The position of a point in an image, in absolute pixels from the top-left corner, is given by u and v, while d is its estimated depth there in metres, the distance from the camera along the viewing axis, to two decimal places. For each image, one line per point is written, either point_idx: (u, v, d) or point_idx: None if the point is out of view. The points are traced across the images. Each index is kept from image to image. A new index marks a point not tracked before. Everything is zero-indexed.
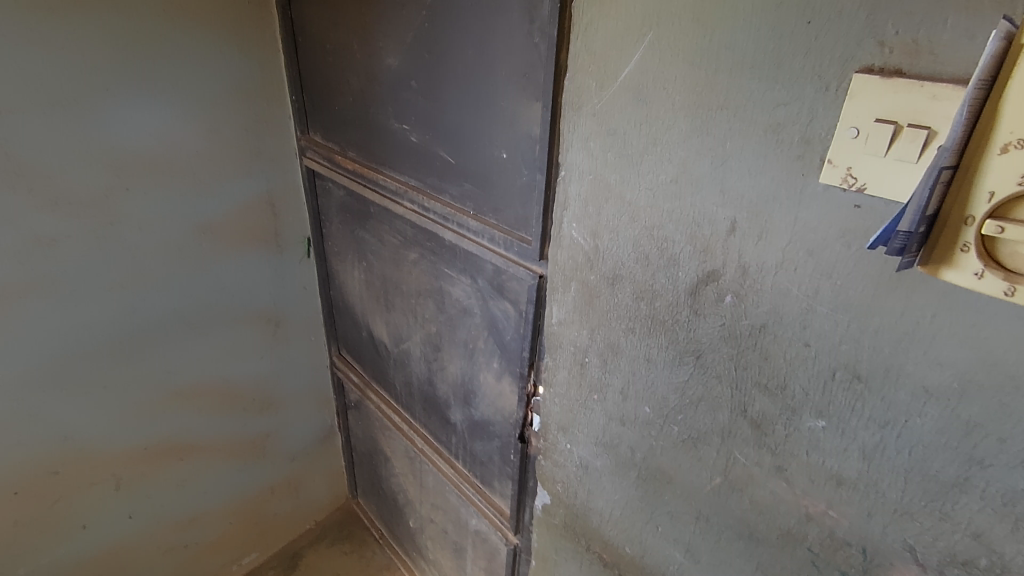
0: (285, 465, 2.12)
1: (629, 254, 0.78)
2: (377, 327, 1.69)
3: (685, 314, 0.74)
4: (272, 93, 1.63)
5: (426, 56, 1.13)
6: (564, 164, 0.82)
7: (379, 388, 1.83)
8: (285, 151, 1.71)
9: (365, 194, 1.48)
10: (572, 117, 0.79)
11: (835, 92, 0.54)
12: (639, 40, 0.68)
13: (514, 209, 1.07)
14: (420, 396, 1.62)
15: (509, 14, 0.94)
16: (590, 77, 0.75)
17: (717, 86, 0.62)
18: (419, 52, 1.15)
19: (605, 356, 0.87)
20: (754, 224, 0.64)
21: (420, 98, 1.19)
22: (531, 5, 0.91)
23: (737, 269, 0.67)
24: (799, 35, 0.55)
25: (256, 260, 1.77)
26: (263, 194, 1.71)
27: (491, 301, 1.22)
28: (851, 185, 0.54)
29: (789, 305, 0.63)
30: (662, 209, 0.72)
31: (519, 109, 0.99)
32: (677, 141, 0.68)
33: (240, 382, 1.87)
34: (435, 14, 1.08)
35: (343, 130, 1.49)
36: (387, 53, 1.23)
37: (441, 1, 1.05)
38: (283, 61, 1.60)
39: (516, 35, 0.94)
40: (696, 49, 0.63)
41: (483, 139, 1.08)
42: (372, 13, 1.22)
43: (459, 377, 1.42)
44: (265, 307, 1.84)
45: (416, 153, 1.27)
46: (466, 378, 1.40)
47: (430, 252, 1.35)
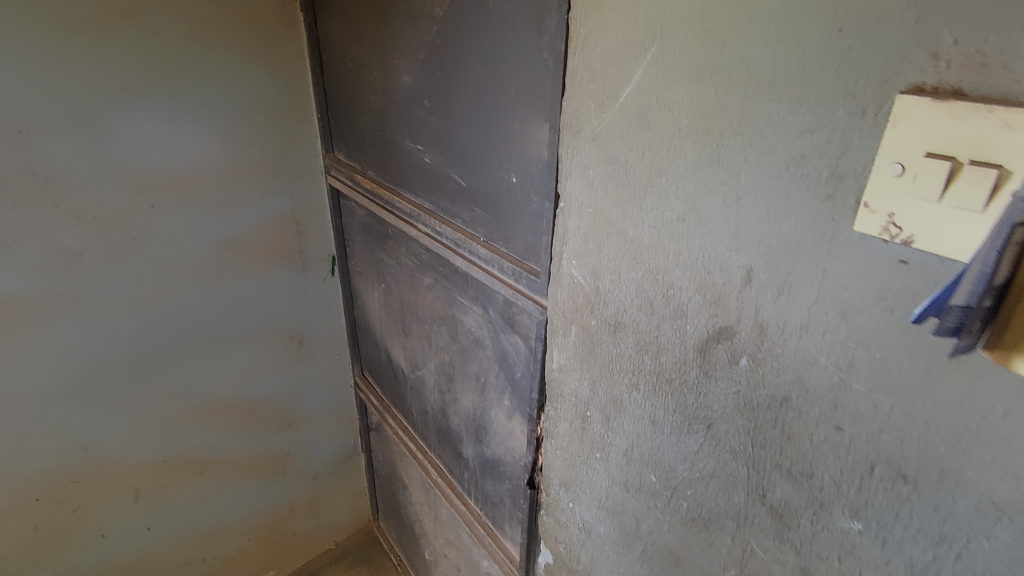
0: (305, 484, 2.09)
1: (631, 299, 0.67)
2: (395, 351, 1.63)
3: (693, 374, 0.63)
4: (299, 111, 1.61)
5: (437, 74, 1.07)
6: (564, 194, 0.73)
7: (398, 412, 1.77)
8: (311, 169, 1.69)
9: (383, 216, 1.43)
10: (570, 142, 0.69)
11: (874, 118, 0.42)
12: (640, 55, 0.58)
13: (522, 237, 0.98)
14: (435, 427, 1.54)
15: (516, 28, 0.86)
16: (588, 97, 0.65)
17: (727, 110, 0.52)
18: (431, 70, 1.08)
19: (608, 411, 0.77)
20: (773, 275, 0.52)
21: (433, 117, 1.12)
22: (539, 17, 0.82)
23: (754, 327, 0.55)
24: (828, 46, 0.44)
25: (281, 278, 1.75)
26: (289, 212, 1.70)
27: (502, 334, 1.13)
28: (894, 236, 0.42)
29: (817, 377, 0.51)
30: (667, 250, 0.61)
31: (526, 130, 0.90)
32: (684, 172, 0.57)
33: (261, 399, 1.85)
34: (446, 28, 1.01)
35: (363, 147, 1.45)
36: (401, 71, 1.18)
37: (450, 15, 0.99)
38: (310, 79, 1.58)
39: (523, 49, 0.86)
40: (705, 64, 0.52)
41: (492, 162, 1.00)
42: (388, 28, 1.17)
43: (471, 412, 1.34)
44: (289, 325, 1.83)
45: (429, 175, 1.20)
46: (478, 413, 1.31)
47: (444, 278, 1.27)
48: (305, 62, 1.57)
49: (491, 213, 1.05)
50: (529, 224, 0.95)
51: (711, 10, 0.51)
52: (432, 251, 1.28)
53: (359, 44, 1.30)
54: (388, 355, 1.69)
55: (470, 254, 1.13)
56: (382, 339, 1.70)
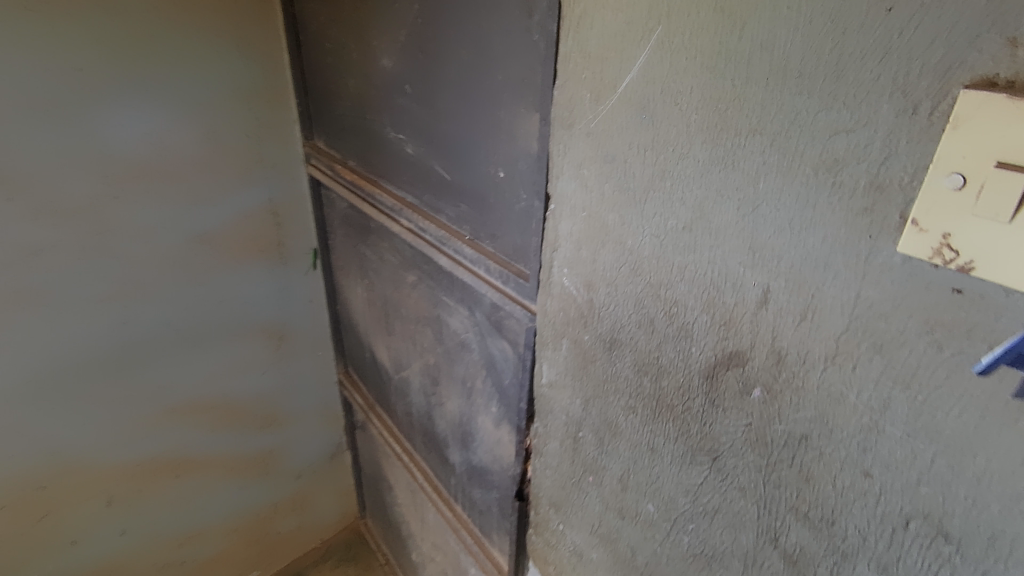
0: (289, 483, 2.03)
1: (629, 315, 0.60)
2: (379, 350, 1.56)
3: (698, 402, 0.56)
4: (276, 95, 1.52)
5: (420, 57, 0.98)
6: (555, 195, 0.65)
7: (382, 411, 1.70)
8: (290, 158, 1.60)
9: (364, 209, 1.34)
10: (562, 137, 0.61)
11: (929, 117, 0.35)
12: (643, 38, 0.50)
13: (510, 237, 0.91)
14: (420, 430, 1.47)
15: (504, 6, 0.77)
16: (583, 85, 0.57)
17: (746, 105, 0.44)
18: (412, 53, 1.00)
19: (602, 434, 0.70)
20: (795, 298, 0.45)
21: (415, 104, 1.03)
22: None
23: (770, 355, 0.48)
24: (873, 30, 0.36)
25: (260, 273, 1.67)
26: (267, 203, 1.61)
27: (489, 338, 1.06)
28: (949, 261, 0.35)
29: (844, 417, 0.45)
30: (671, 262, 0.54)
31: (515, 120, 0.81)
32: (693, 176, 0.49)
33: (240, 398, 1.77)
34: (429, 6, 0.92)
35: (343, 134, 1.36)
36: (381, 53, 1.09)
37: None
38: (288, 61, 1.49)
39: (511, 31, 0.77)
40: (720, 50, 0.44)
41: (478, 155, 0.92)
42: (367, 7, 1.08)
43: (457, 416, 1.27)
44: (269, 320, 1.74)
45: (412, 167, 1.12)
46: (464, 418, 1.24)
47: (428, 276, 1.20)
48: (283, 43, 1.47)
49: (478, 209, 0.97)
50: (519, 223, 0.87)
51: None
52: (415, 248, 1.20)
53: (337, 23, 1.20)
54: (372, 352, 1.61)
55: (455, 252, 1.05)
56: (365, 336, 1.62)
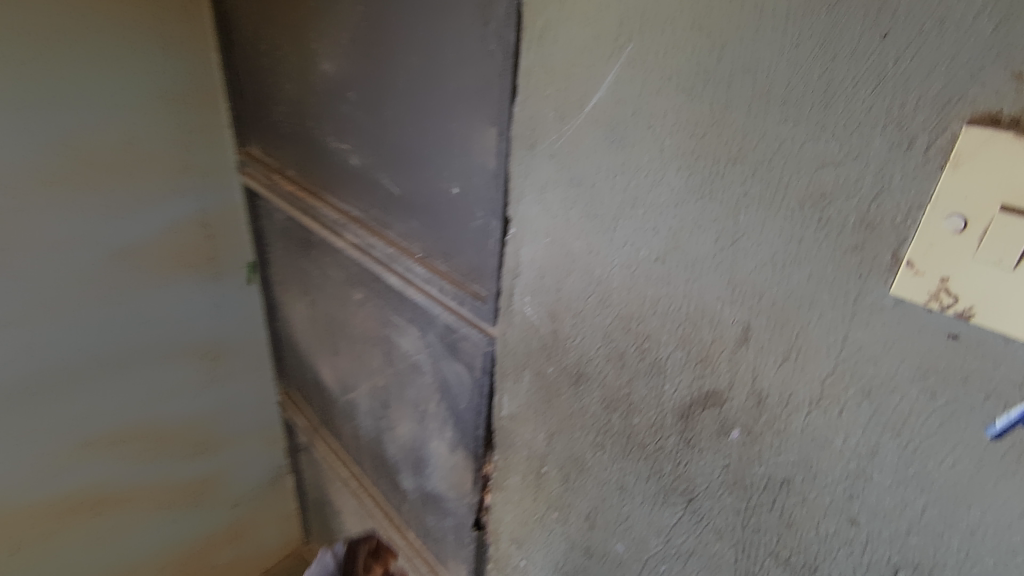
0: (226, 512, 1.88)
1: (597, 348, 0.56)
2: (323, 370, 1.47)
3: (672, 441, 0.53)
4: (207, 98, 1.40)
5: (366, 63, 0.91)
6: (515, 218, 0.60)
7: (327, 433, 1.60)
8: (223, 166, 1.47)
9: (304, 222, 1.26)
10: (523, 157, 0.57)
11: (925, 153, 0.33)
12: (613, 54, 0.46)
13: (466, 256, 0.85)
14: (369, 453, 1.39)
15: (455, 12, 0.72)
16: (546, 103, 0.53)
17: (725, 131, 0.41)
18: (356, 58, 0.93)
19: (568, 470, 0.66)
20: (778, 337, 0.42)
21: (360, 113, 0.97)
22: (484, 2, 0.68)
23: (750, 395, 0.45)
24: (866, 57, 0.34)
25: (190, 289, 1.53)
26: (197, 214, 1.47)
27: (443, 361, 1.00)
28: (947, 306, 0.33)
29: (829, 462, 0.42)
30: (643, 294, 0.50)
31: (470, 133, 0.76)
32: (667, 204, 0.46)
33: (170, 425, 1.63)
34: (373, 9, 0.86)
35: (280, 140, 1.27)
36: (322, 57, 1.01)
37: None
38: (218, 62, 1.38)
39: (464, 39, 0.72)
40: (697, 71, 0.41)
41: (430, 169, 0.86)
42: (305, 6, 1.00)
43: (409, 441, 1.20)
44: (203, 341, 1.60)
45: (357, 179, 1.05)
46: (418, 443, 1.17)
47: (376, 294, 1.12)
48: (212, 41, 1.36)
49: (430, 226, 0.91)
50: (476, 242, 0.82)
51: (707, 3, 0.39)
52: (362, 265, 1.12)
53: (272, 21, 1.12)
54: (317, 372, 1.52)
55: (407, 271, 0.98)
56: (308, 354, 1.52)
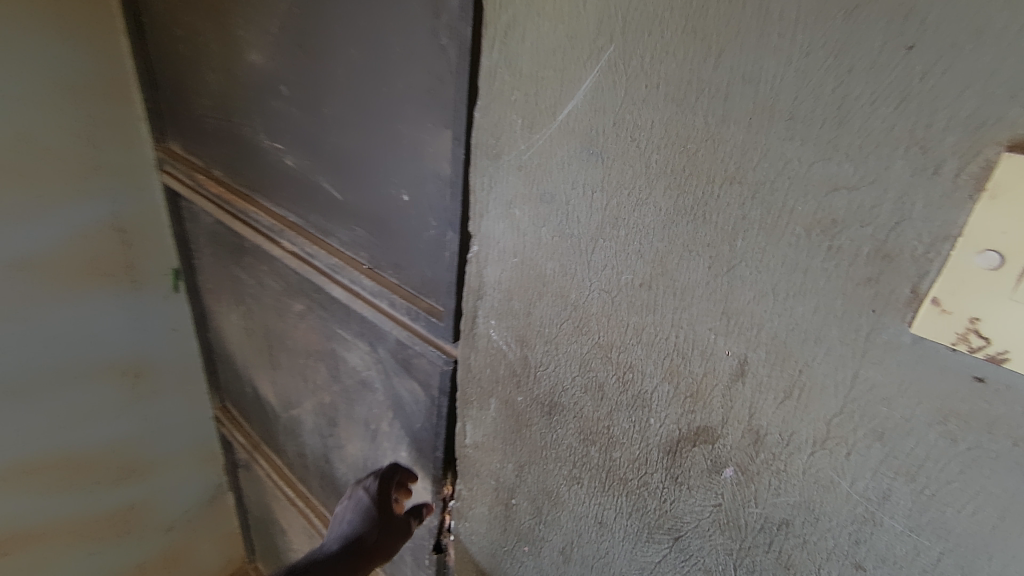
0: (159, 537, 1.72)
1: (573, 377, 0.51)
2: (262, 385, 1.36)
3: (658, 478, 0.49)
4: (115, 87, 1.22)
5: (299, 53, 0.80)
6: (478, 234, 0.54)
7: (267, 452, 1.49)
8: (138, 164, 1.31)
9: (234, 227, 1.14)
10: (486, 168, 0.51)
11: (953, 180, 0.29)
12: (591, 57, 0.41)
13: (418, 269, 0.78)
14: (316, 473, 1.30)
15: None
16: (512, 109, 0.47)
17: (720, 148, 0.37)
18: (285, 46, 0.82)
19: (540, 503, 0.61)
20: (779, 373, 0.39)
21: (293, 109, 0.86)
22: None
23: (746, 433, 0.42)
24: (889, 70, 0.29)
25: (105, 301, 1.35)
26: (109, 218, 1.30)
27: (396, 378, 0.90)
28: (978, 348, 0.30)
29: (833, 505, 0.39)
30: (625, 321, 0.46)
31: (421, 135, 0.68)
32: (653, 226, 0.41)
33: (89, 451, 1.46)
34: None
35: (201, 136, 1.13)
36: (246, 45, 0.89)
37: None
38: (128, 45, 1.19)
39: (411, 30, 0.63)
40: (690, 80, 0.36)
41: (375, 174, 0.77)
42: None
43: (360, 461, 1.12)
44: (121, 356, 1.43)
45: (293, 182, 0.95)
46: (370, 463, 1.08)
47: (319, 305, 1.03)
48: (119, 22, 1.18)
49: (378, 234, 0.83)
50: (432, 251, 0.74)
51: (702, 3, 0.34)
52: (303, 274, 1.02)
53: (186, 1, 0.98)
54: (254, 388, 1.40)
55: (353, 283, 0.89)
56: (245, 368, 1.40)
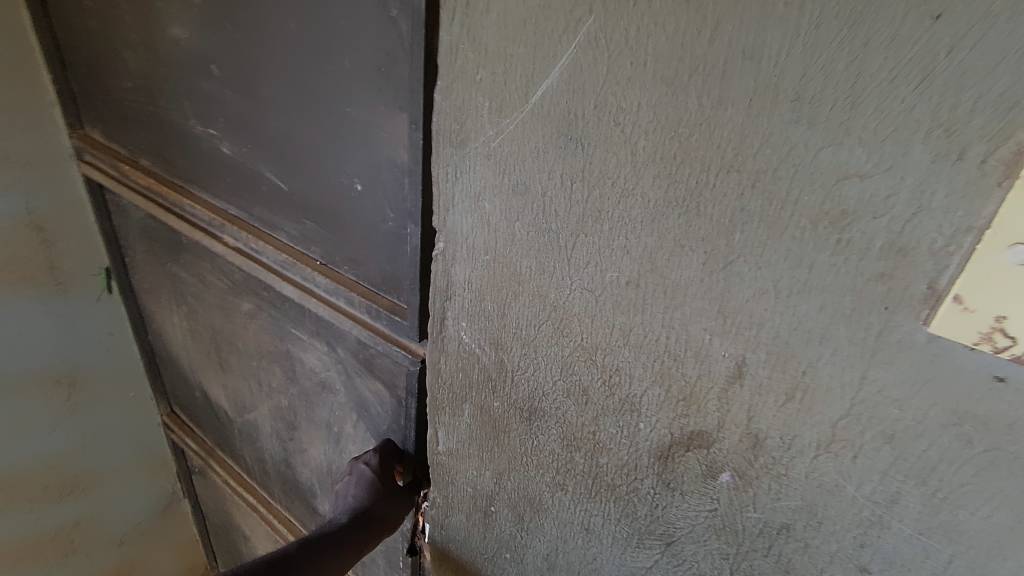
0: (110, 552, 1.61)
1: (554, 380, 0.48)
2: (213, 390, 1.27)
3: (648, 484, 0.46)
4: (18, 69, 1.07)
5: (227, 27, 0.71)
6: (443, 230, 0.49)
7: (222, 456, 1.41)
8: (53, 154, 1.17)
9: (168, 222, 1.04)
10: (449, 157, 0.46)
11: (979, 167, 0.26)
12: (567, 31, 0.36)
13: (376, 263, 0.72)
14: (277, 477, 1.24)
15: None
16: (478, 90, 0.42)
17: (715, 133, 0.33)
18: (213, 20, 0.73)
19: (522, 510, 0.57)
20: (780, 375, 0.36)
21: (227, 91, 0.77)
22: None
23: (744, 437, 0.39)
24: (911, 44, 0.26)
25: (26, 308, 1.22)
26: (22, 216, 1.16)
27: (358, 378, 0.84)
28: (1003, 348, 0.27)
29: (837, 510, 0.37)
30: (610, 322, 0.42)
31: (373, 119, 0.62)
32: (640, 220, 0.38)
33: (21, 470, 1.33)
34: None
35: (123, 123, 1.02)
36: (167, 18, 0.79)
37: None
38: (30, 20, 1.04)
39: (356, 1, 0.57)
40: (682, 56, 0.32)
41: (324, 162, 0.70)
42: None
43: (324, 465, 1.06)
44: (49, 365, 1.30)
45: (231, 171, 0.86)
46: (335, 467, 1.03)
47: (269, 304, 0.95)
48: None
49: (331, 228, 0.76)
50: (394, 244, 0.69)
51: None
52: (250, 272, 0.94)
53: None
54: (204, 392, 1.31)
55: (307, 280, 0.82)
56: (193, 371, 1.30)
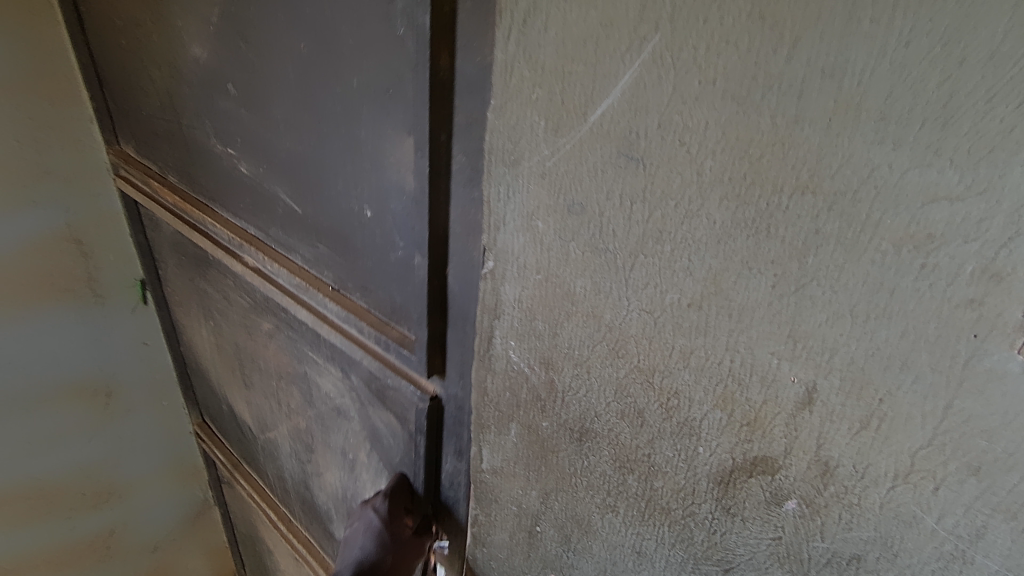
0: (145, 560, 1.63)
1: (607, 401, 0.47)
2: (238, 406, 1.29)
3: (705, 509, 0.45)
4: (56, 86, 1.10)
5: (242, 47, 0.70)
6: (493, 249, 0.49)
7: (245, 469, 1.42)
8: (91, 169, 1.19)
9: (191, 240, 1.05)
10: (502, 176, 0.45)
11: None
12: (630, 49, 0.35)
13: (387, 292, 0.67)
14: (297, 495, 1.24)
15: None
16: (533, 108, 0.41)
17: (786, 154, 0.32)
18: (230, 37, 0.72)
19: (569, 531, 0.57)
20: (855, 402, 0.35)
21: (243, 110, 0.76)
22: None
23: (812, 463, 0.38)
24: (1012, 63, 0.25)
25: (64, 319, 1.25)
26: (63, 229, 1.19)
27: (370, 407, 0.79)
28: None
29: (915, 542, 0.36)
30: (668, 343, 0.41)
31: (378, 141, 0.58)
32: (704, 241, 0.37)
33: (58, 478, 1.36)
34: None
35: (153, 139, 1.04)
36: (189, 38, 0.80)
37: None
38: (70, 41, 1.07)
39: (362, 15, 0.53)
40: (755, 74, 0.32)
41: (332, 187, 0.67)
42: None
43: (339, 490, 1.05)
44: (86, 375, 1.33)
45: (250, 192, 0.85)
46: (348, 493, 1.02)
47: (289, 325, 0.95)
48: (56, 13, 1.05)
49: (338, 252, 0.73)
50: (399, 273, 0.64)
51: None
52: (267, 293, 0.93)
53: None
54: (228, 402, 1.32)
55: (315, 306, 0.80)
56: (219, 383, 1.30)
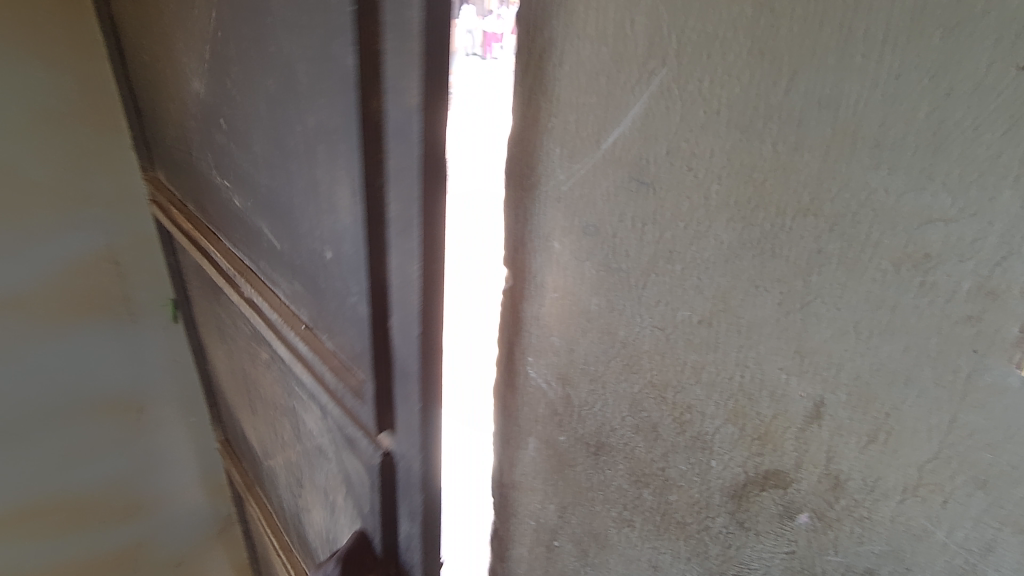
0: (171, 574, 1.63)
1: (622, 415, 0.48)
2: (250, 430, 1.29)
3: (720, 522, 0.46)
4: (99, 117, 1.16)
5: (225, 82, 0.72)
6: (511, 268, 0.51)
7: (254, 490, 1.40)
8: (127, 195, 1.24)
9: (203, 270, 1.06)
10: (519, 199, 0.48)
11: None
12: (639, 81, 0.38)
13: (348, 335, 0.63)
14: (294, 528, 1.20)
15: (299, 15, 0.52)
16: (550, 136, 0.44)
17: (787, 179, 0.34)
18: (220, 73, 0.73)
19: (586, 545, 0.58)
20: (862, 416, 0.36)
21: (233, 145, 0.77)
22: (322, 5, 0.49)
23: (822, 476, 0.39)
24: (996, 94, 0.27)
25: (100, 335, 1.31)
26: (102, 250, 1.25)
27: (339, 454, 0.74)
28: None
29: (926, 555, 0.36)
30: (680, 358, 0.43)
31: (334, 181, 0.56)
32: (713, 260, 0.39)
33: (91, 490, 1.41)
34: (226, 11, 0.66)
35: (176, 166, 1.07)
36: (190, 76, 0.84)
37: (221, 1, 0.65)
38: (111, 76, 1.14)
39: (318, 56, 0.52)
40: (756, 105, 0.34)
41: (301, 225, 0.65)
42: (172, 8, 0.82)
43: (325, 531, 0.99)
44: (120, 391, 1.38)
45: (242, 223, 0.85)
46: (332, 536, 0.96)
47: (279, 360, 0.92)
48: (101, 51, 1.12)
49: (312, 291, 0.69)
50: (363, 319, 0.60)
51: (769, 21, 0.32)
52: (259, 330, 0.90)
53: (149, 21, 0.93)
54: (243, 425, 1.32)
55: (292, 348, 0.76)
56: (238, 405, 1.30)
